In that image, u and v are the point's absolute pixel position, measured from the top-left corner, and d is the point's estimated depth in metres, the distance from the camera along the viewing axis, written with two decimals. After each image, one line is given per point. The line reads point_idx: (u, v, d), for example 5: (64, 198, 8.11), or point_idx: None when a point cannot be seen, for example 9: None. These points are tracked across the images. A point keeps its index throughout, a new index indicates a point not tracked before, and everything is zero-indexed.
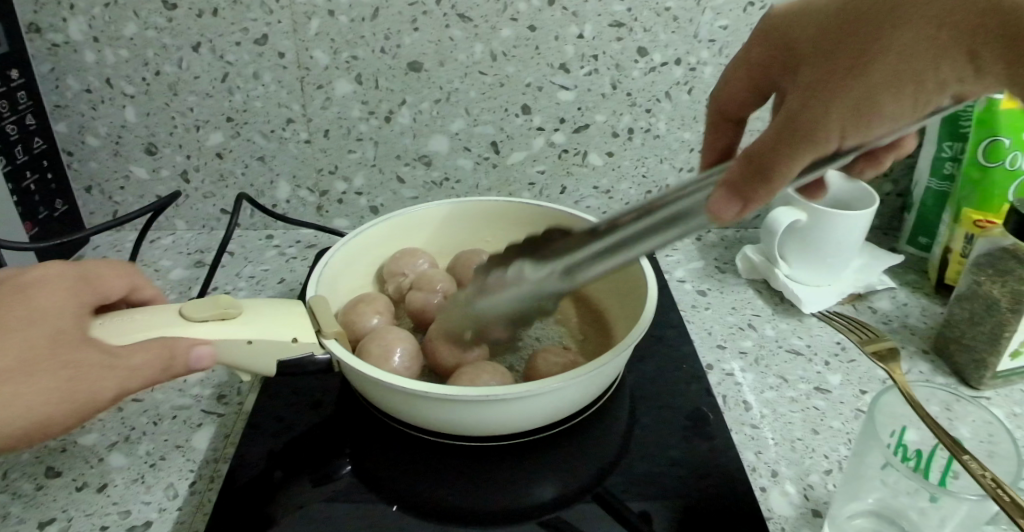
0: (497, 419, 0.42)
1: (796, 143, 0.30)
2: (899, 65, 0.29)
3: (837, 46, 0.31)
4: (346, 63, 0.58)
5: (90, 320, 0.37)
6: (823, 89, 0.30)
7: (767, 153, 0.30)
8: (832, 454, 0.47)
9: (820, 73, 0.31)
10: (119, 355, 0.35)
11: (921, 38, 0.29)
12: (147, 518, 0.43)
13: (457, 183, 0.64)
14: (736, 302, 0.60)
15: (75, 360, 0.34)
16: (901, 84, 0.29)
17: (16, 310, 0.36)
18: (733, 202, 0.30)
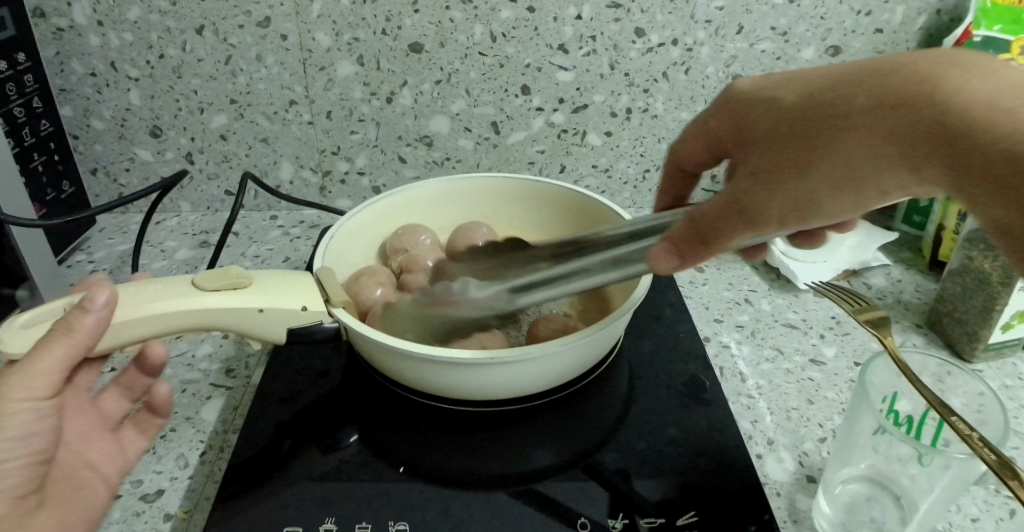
0: (499, 384, 0.43)
1: (738, 220, 0.34)
2: (840, 173, 0.32)
3: (786, 140, 0.34)
4: (348, 45, 0.59)
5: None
6: (774, 176, 0.34)
7: (711, 219, 0.34)
8: (826, 423, 0.48)
9: (770, 163, 0.34)
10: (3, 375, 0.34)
11: (875, 143, 0.31)
12: (158, 487, 0.44)
13: (458, 163, 0.65)
14: (733, 278, 0.61)
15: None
16: (842, 189, 0.32)
17: None
18: (670, 258, 0.36)
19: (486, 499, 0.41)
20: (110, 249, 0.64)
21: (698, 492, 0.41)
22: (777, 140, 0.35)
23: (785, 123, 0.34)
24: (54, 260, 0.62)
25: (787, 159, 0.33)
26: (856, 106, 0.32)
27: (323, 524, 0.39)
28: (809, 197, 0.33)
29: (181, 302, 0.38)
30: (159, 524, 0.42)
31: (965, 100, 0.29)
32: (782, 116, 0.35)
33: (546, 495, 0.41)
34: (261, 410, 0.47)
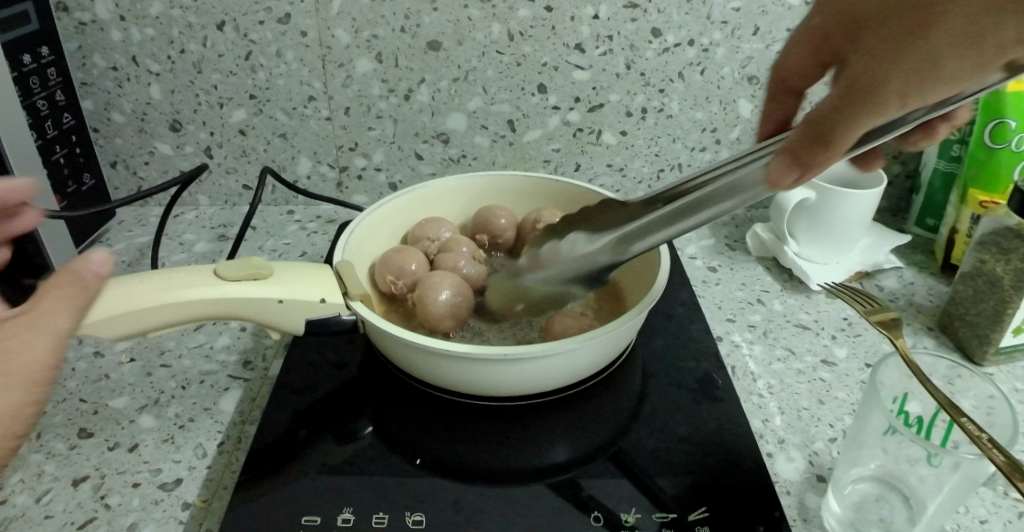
0: (515, 380, 0.44)
1: (855, 109, 0.30)
2: (961, 29, 0.30)
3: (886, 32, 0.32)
4: (367, 42, 0.59)
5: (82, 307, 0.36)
6: (884, 48, 0.31)
7: (823, 120, 0.31)
8: (836, 423, 0.48)
9: (879, 39, 0.32)
10: None
11: (981, 1, 0.29)
12: (177, 476, 0.45)
13: (474, 160, 0.66)
14: (746, 278, 0.61)
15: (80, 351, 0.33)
16: (965, 49, 0.30)
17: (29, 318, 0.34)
18: (793, 168, 0.32)
19: (498, 493, 0.41)
20: (130, 241, 0.65)
21: (709, 489, 0.41)
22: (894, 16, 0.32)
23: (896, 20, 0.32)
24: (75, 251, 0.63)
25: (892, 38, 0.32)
26: None
27: (340, 515, 0.40)
28: (923, 63, 0.30)
29: (201, 289, 0.39)
30: (178, 512, 0.43)
31: None
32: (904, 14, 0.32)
33: (558, 491, 0.41)
34: (278, 403, 0.48)
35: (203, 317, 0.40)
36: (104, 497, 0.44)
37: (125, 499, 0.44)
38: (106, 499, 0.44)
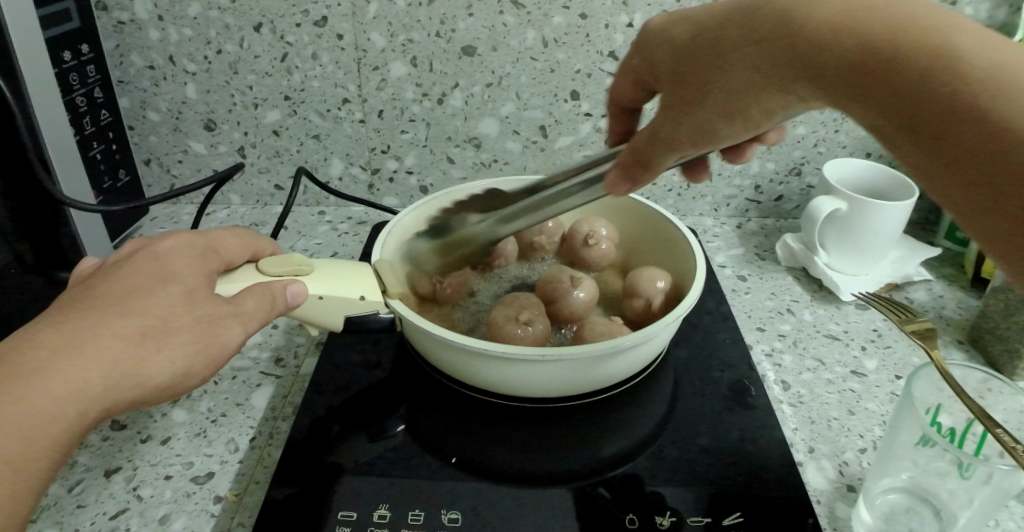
0: (550, 381, 0.44)
1: (661, 150, 0.37)
2: (737, 82, 0.33)
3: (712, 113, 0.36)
4: (402, 46, 0.60)
5: (207, 276, 0.39)
6: (677, 111, 0.36)
7: (640, 150, 0.38)
8: (867, 434, 0.48)
9: (682, 96, 0.36)
10: (240, 302, 0.38)
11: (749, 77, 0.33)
12: (209, 470, 0.46)
13: (505, 165, 0.66)
14: (775, 288, 0.61)
15: (210, 315, 0.37)
16: (725, 120, 0.35)
17: (154, 268, 0.37)
18: (623, 181, 0.39)
19: (529, 495, 0.41)
20: None
21: (741, 496, 0.41)
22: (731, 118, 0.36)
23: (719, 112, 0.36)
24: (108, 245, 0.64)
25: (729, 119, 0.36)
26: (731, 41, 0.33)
27: (376, 511, 0.40)
28: (728, 109, 0.34)
29: (244, 283, 0.40)
30: (210, 505, 0.43)
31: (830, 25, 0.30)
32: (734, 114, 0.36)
33: (589, 494, 0.41)
34: (311, 400, 0.48)
35: None
36: (136, 488, 0.44)
37: (158, 491, 0.44)
38: (138, 491, 0.44)
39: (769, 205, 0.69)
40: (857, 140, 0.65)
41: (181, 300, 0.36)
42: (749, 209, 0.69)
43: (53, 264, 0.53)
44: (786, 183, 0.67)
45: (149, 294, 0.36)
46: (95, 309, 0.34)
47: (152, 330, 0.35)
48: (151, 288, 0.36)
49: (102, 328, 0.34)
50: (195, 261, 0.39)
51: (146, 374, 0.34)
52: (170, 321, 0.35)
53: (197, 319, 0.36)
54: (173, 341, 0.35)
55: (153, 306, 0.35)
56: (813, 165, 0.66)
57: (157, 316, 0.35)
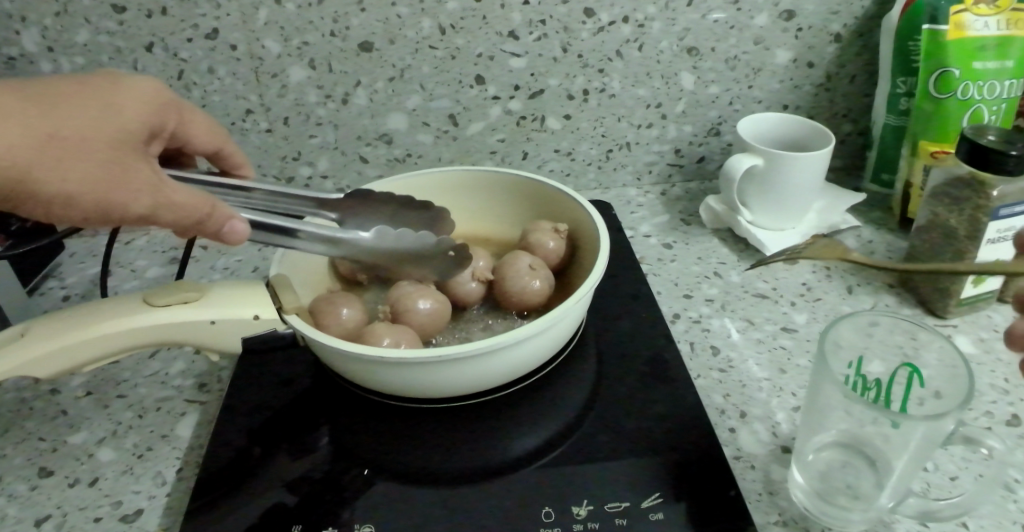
0: (473, 376, 0.43)
1: None
2: None
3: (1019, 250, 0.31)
4: (298, 50, 0.58)
5: (178, 197, 0.38)
6: None
7: None
8: (799, 391, 0.48)
9: None
10: (165, 197, 0.38)
11: None
12: (138, 507, 0.44)
13: (420, 158, 0.65)
14: (702, 252, 0.61)
15: (148, 195, 0.38)
16: None
17: (114, 169, 0.37)
18: None
19: (459, 504, 0.40)
20: (82, 274, 0.65)
21: (671, 472, 0.41)
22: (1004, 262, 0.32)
23: None
24: (26, 290, 0.62)
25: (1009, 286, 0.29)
26: None
27: None
28: None
29: (132, 321, 0.41)
30: None
31: None
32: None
33: (523, 494, 0.40)
34: (229, 423, 0.47)
35: (139, 346, 0.42)
36: None
37: None
38: None
39: (691, 167, 0.68)
40: (770, 93, 0.64)
41: (138, 190, 0.38)
42: (672, 174, 0.68)
43: None
44: (705, 144, 0.66)
45: (127, 177, 0.38)
46: (60, 128, 0.37)
47: (62, 189, 0.36)
48: (137, 172, 0.38)
49: (12, 157, 0.35)
50: (184, 195, 0.38)
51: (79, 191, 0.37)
52: (92, 198, 0.37)
53: (144, 220, 0.38)
54: (118, 185, 0.37)
55: (103, 176, 0.37)
56: (731, 124, 0.65)
57: (78, 184, 0.37)
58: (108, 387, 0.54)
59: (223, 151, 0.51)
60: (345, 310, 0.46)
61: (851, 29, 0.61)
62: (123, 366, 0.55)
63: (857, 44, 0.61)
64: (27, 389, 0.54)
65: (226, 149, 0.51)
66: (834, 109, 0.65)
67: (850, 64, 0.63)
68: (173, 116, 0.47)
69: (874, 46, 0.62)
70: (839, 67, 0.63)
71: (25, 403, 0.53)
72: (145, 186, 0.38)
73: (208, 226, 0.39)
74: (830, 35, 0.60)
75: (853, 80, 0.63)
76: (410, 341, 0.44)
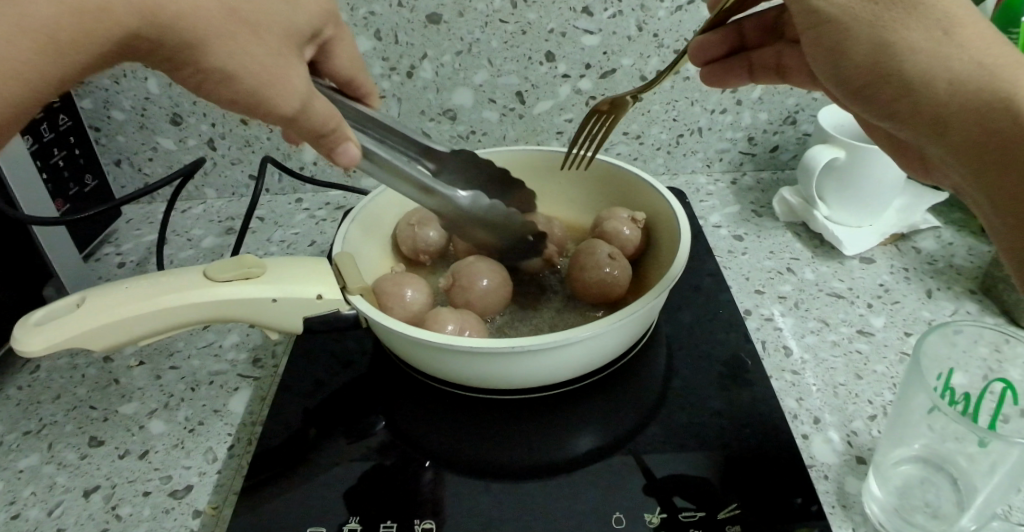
0: (543, 370, 0.42)
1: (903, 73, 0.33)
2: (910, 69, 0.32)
3: (957, 101, 0.31)
4: (364, 19, 0.56)
5: (322, 108, 0.34)
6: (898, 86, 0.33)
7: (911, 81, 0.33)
8: (876, 400, 0.45)
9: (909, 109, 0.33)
10: (310, 105, 0.33)
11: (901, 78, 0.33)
12: (187, 482, 0.43)
13: (483, 136, 0.63)
14: (774, 246, 0.58)
15: (298, 95, 0.33)
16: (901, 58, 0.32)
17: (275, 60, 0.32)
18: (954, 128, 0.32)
19: (519, 504, 0.39)
20: (137, 240, 0.65)
21: (743, 481, 0.39)
22: (933, 138, 0.32)
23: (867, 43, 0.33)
24: (82, 254, 0.62)
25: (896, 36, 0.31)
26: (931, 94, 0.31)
27: (348, 524, 0.38)
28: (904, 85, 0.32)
29: (193, 295, 0.39)
30: (189, 520, 0.41)
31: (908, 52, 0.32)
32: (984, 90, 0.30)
33: (588, 498, 0.39)
34: (287, 401, 0.47)
35: (197, 322, 0.41)
36: (115, 507, 0.42)
37: (137, 509, 0.42)
38: (117, 510, 0.42)
39: (764, 156, 0.66)
40: None
41: (291, 89, 0.33)
42: (743, 162, 0.66)
43: (26, 283, 0.52)
44: (781, 133, 0.64)
45: (285, 71, 0.33)
46: (246, 4, 0.32)
47: (222, 63, 0.31)
48: (297, 70, 0.33)
49: (191, 19, 0.30)
50: (326, 107, 0.34)
51: (235, 71, 0.32)
52: (250, 80, 0.32)
53: (287, 122, 0.34)
54: (276, 76, 0.32)
55: (265, 65, 0.32)
56: (808, 113, 0.62)
57: (245, 65, 0.32)
58: (161, 357, 0.53)
59: (353, 83, 0.42)
60: (410, 292, 0.45)
61: None
62: (177, 336, 0.55)
63: None
64: (81, 356, 0.54)
65: (359, 79, 0.41)
66: None
67: None
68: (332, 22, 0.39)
69: None
70: None
71: (77, 371, 0.53)
72: (300, 85, 0.33)
73: (329, 143, 0.35)
74: None
75: None
76: (476, 328, 0.43)
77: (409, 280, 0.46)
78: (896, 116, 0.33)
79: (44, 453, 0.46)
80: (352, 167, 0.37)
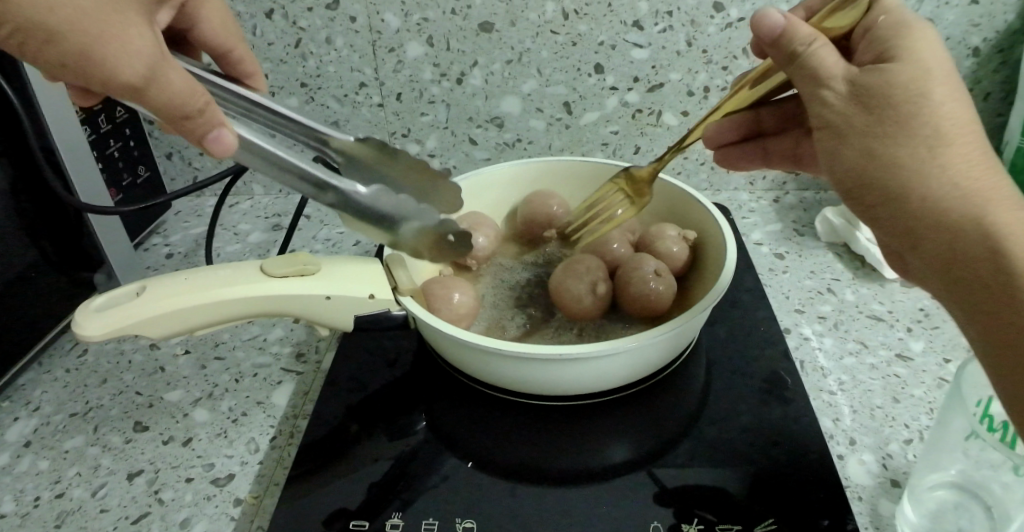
0: (584, 377, 0.42)
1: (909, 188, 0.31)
2: (945, 185, 0.30)
3: (954, 218, 0.30)
4: (418, 25, 0.58)
5: (172, 80, 0.32)
6: (889, 207, 0.32)
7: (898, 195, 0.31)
8: (913, 423, 0.45)
9: (941, 246, 0.31)
10: (158, 75, 0.31)
11: (949, 198, 0.30)
12: (229, 471, 0.45)
13: (528, 144, 0.64)
14: (814, 266, 0.59)
15: (140, 62, 0.31)
16: (916, 150, 0.31)
17: (111, 21, 0.31)
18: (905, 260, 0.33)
19: (557, 510, 0.40)
20: (184, 233, 0.67)
21: (781, 499, 0.40)
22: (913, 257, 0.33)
23: (957, 194, 0.30)
24: (132, 243, 0.64)
25: (908, 154, 0.31)
26: (932, 197, 0.31)
27: (388, 521, 0.39)
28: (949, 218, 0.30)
29: (249, 289, 0.41)
30: (229, 508, 0.42)
31: (941, 182, 0.30)
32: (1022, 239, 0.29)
33: (624, 510, 0.39)
34: (328, 396, 0.48)
35: (250, 315, 0.42)
36: (158, 491, 0.44)
37: (179, 494, 0.43)
38: (159, 494, 0.44)
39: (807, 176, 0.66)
40: None
41: (135, 49, 0.31)
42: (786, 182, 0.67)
43: (76, 266, 0.54)
44: None
45: (122, 34, 0.31)
46: None
47: (44, 21, 0.30)
48: (139, 34, 0.31)
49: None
50: (180, 79, 0.32)
51: (70, 38, 0.30)
52: (79, 41, 0.30)
53: (136, 92, 0.32)
54: (122, 33, 0.31)
55: (94, 18, 0.30)
56: None
57: (72, 22, 0.30)
58: (206, 348, 0.55)
59: (231, 53, 0.46)
60: (457, 296, 0.46)
61: (993, 43, 0.57)
62: (222, 327, 0.56)
63: (997, 59, 0.58)
64: (128, 342, 0.56)
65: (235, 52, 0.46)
66: None
67: (988, 80, 0.59)
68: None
69: (1018, 64, 0.58)
70: (974, 82, 0.59)
71: (124, 357, 0.55)
72: (143, 47, 0.31)
73: (192, 126, 0.33)
74: (969, 48, 0.57)
75: (989, 97, 0.60)
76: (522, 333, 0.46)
77: (458, 283, 0.47)
78: (914, 243, 0.32)
79: (89, 435, 0.48)
80: (228, 158, 0.34)
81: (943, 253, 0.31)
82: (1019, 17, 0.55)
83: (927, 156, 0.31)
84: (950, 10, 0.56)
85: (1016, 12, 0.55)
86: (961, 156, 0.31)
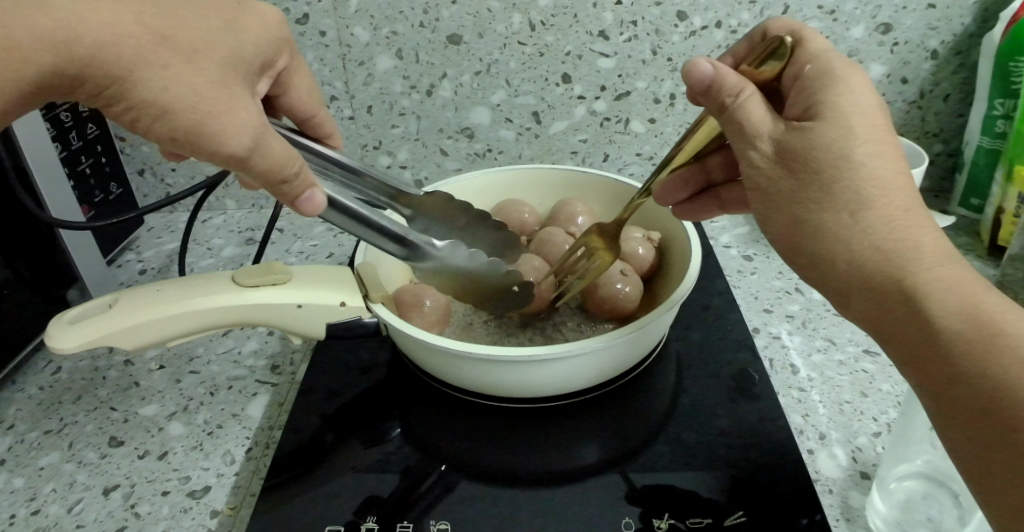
0: (555, 379, 0.43)
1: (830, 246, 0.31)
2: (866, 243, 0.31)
3: (874, 276, 0.30)
4: (387, 39, 0.58)
5: (275, 148, 0.32)
6: (820, 266, 0.32)
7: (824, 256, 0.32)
8: (881, 417, 0.46)
9: (871, 305, 0.31)
10: (264, 144, 0.32)
11: (869, 255, 0.30)
12: (205, 483, 0.44)
13: (500, 155, 0.65)
14: (782, 267, 0.60)
15: (248, 128, 0.31)
16: (838, 215, 0.31)
17: (219, 94, 0.31)
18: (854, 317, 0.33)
19: (532, 510, 0.40)
20: (158, 248, 0.66)
21: (752, 492, 0.40)
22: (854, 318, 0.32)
23: (880, 250, 0.30)
24: (106, 260, 0.64)
25: (830, 220, 0.31)
26: (857, 261, 0.31)
27: (365, 523, 0.39)
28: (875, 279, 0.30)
29: (220, 299, 0.41)
30: (206, 521, 0.42)
31: (856, 241, 0.31)
32: (948, 310, 0.29)
33: (599, 508, 0.40)
34: (303, 405, 0.48)
35: (223, 326, 0.42)
36: (134, 506, 0.43)
37: (155, 508, 0.43)
38: (136, 508, 0.43)
39: None
40: None
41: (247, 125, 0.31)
42: None
43: (48, 283, 0.53)
44: None
45: (229, 109, 0.31)
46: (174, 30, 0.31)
47: (156, 97, 0.31)
48: (246, 107, 0.32)
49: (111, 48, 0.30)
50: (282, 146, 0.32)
51: (173, 113, 0.31)
52: (188, 117, 0.31)
53: (239, 163, 0.32)
54: (232, 111, 0.31)
55: (206, 97, 0.31)
56: None
57: (175, 96, 0.31)
58: (180, 362, 0.54)
59: (317, 119, 0.45)
60: (428, 303, 0.46)
61: (949, 46, 0.59)
62: (196, 341, 0.56)
63: (954, 62, 0.60)
64: (102, 359, 0.56)
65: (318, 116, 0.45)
66: (926, 128, 0.64)
67: (946, 82, 0.61)
68: (287, 55, 0.41)
69: (974, 66, 0.60)
70: (933, 85, 0.61)
71: (98, 373, 0.54)
72: (250, 120, 0.32)
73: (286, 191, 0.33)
74: (926, 51, 0.59)
75: (948, 98, 0.62)
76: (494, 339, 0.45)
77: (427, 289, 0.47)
78: (852, 308, 0.32)
79: (63, 452, 0.47)
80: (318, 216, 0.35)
81: (875, 313, 0.31)
82: (972, 20, 0.57)
83: (850, 213, 0.31)
84: (905, 15, 0.58)
85: (969, 16, 0.57)
86: (890, 209, 0.31)
